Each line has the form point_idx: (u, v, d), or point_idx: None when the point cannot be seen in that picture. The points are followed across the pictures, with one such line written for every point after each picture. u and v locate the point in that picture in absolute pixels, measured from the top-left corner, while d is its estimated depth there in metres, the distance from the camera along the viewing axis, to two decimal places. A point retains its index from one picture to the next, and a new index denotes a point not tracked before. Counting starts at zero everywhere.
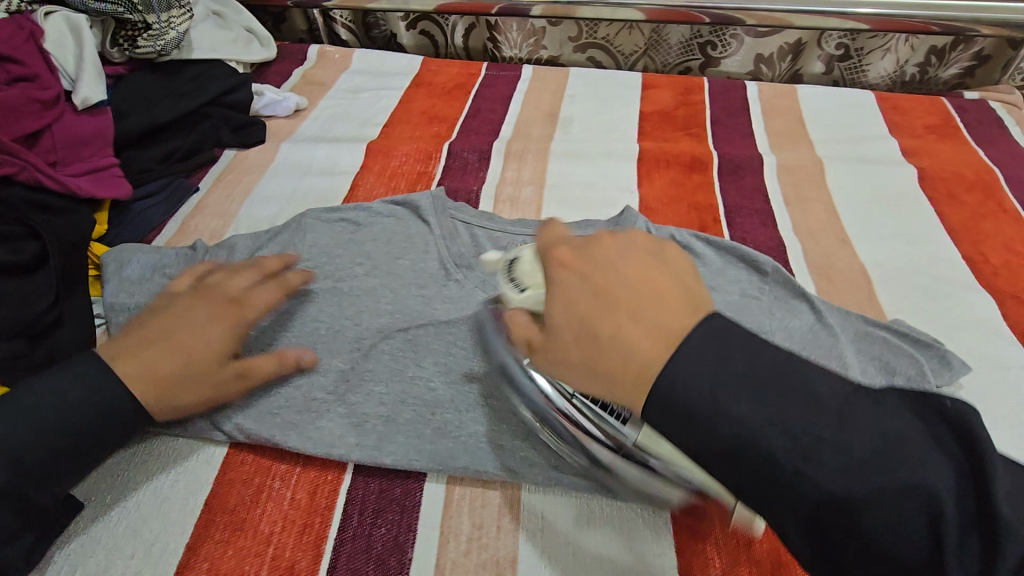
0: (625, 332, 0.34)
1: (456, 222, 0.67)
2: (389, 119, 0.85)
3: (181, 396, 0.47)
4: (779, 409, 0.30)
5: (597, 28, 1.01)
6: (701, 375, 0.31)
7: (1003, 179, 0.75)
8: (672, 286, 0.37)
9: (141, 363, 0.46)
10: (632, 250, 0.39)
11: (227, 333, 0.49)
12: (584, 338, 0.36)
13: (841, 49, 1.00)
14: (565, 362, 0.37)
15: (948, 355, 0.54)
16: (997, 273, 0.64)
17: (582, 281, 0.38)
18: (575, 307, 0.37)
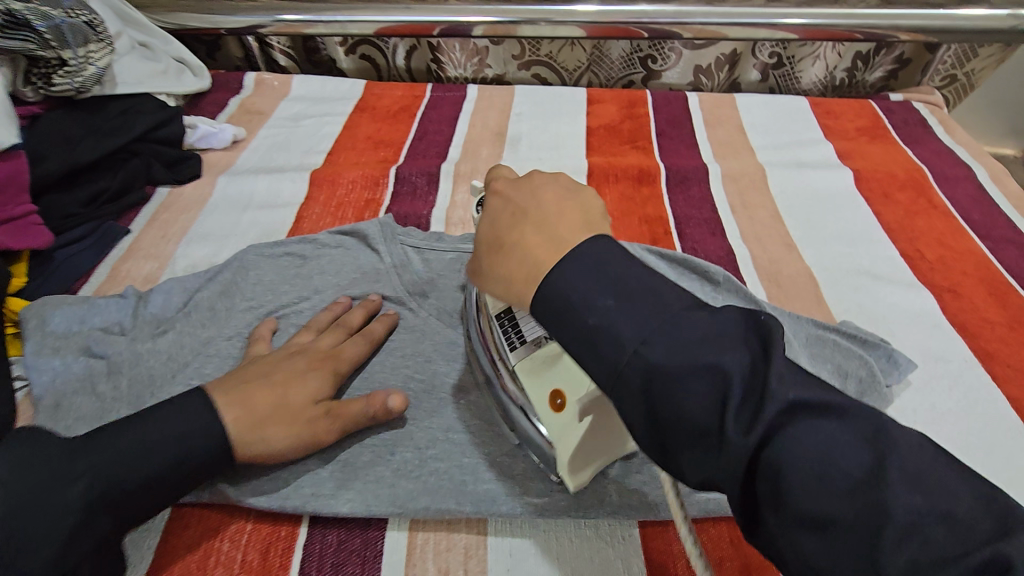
0: (528, 244, 0.37)
1: (406, 248, 0.65)
2: (333, 146, 0.83)
3: (273, 436, 0.45)
4: (658, 335, 0.31)
5: (540, 45, 1.02)
6: (590, 304, 0.33)
7: (932, 176, 0.79)
8: (577, 209, 0.39)
9: (241, 401, 0.46)
10: (557, 182, 0.41)
11: (323, 382, 0.50)
12: (497, 248, 0.40)
13: (774, 57, 1.03)
14: (480, 274, 0.41)
15: (895, 353, 0.55)
16: (933, 268, 0.67)
17: (504, 205, 0.41)
18: (493, 225, 0.41)
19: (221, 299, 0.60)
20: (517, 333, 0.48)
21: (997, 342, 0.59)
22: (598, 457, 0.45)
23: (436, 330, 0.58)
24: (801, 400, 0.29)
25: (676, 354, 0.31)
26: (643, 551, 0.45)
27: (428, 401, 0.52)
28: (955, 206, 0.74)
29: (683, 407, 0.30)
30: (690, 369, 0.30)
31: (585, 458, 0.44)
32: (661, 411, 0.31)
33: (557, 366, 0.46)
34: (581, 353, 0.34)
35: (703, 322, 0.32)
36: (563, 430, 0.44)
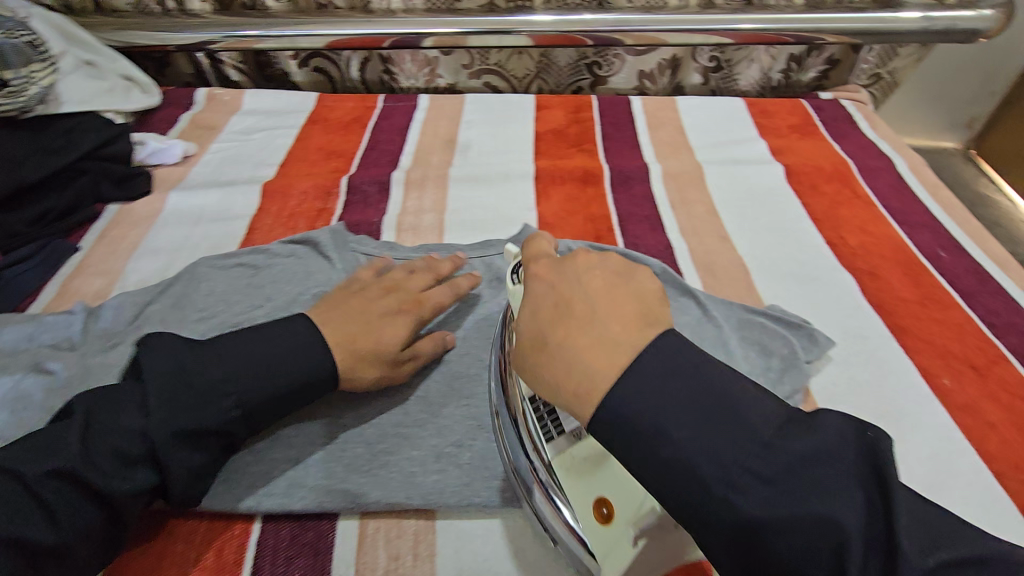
0: (578, 346, 0.36)
1: (358, 255, 0.68)
2: (285, 158, 0.84)
3: (369, 370, 0.51)
4: (749, 473, 0.32)
5: (488, 55, 1.05)
6: (667, 432, 0.33)
7: (855, 169, 0.85)
8: (632, 303, 0.38)
9: (339, 334, 0.51)
10: (603, 269, 0.41)
11: (410, 323, 0.56)
12: (543, 345, 0.38)
13: (713, 61, 1.08)
14: (523, 368, 0.39)
15: (815, 333, 0.60)
16: (856, 254, 0.71)
17: (550, 292, 0.40)
18: (536, 315, 0.40)
19: (172, 310, 0.61)
20: (555, 422, 0.47)
21: (910, 319, 0.63)
22: (649, 567, 0.42)
23: None
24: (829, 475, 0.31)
25: (774, 496, 0.31)
26: None
27: (377, 399, 0.53)
28: (876, 196, 0.80)
29: (783, 553, 0.30)
30: (793, 514, 0.30)
31: (636, 572, 0.41)
32: (764, 559, 0.31)
33: (602, 471, 0.44)
34: (663, 492, 0.34)
35: (801, 455, 0.32)
36: (609, 544, 0.42)
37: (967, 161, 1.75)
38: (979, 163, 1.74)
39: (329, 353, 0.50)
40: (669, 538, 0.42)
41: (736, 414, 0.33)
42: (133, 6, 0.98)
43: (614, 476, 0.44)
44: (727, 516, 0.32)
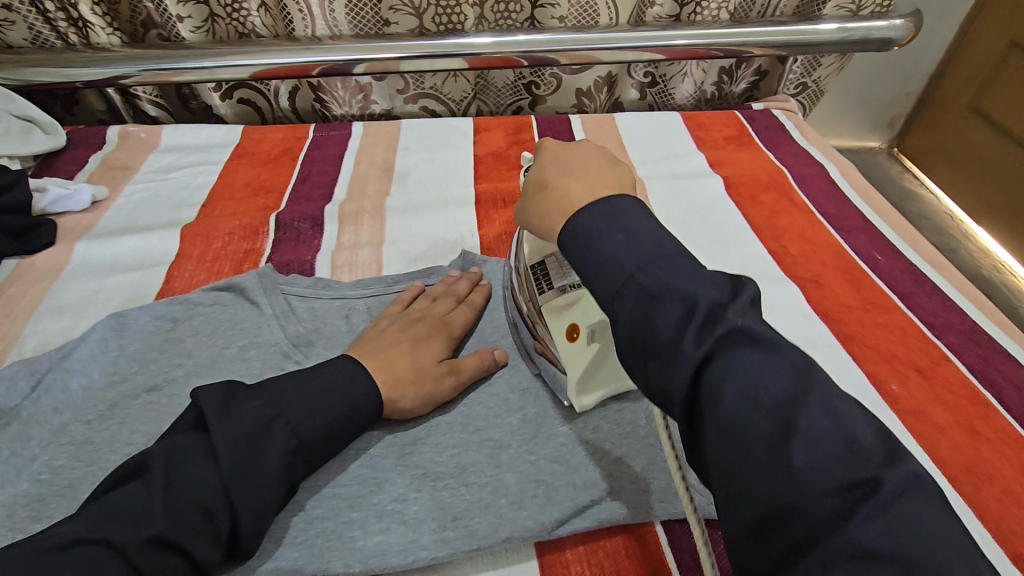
0: (568, 186, 0.45)
1: (289, 298, 0.63)
2: (209, 197, 0.79)
3: (414, 394, 0.51)
4: (652, 280, 0.37)
5: (423, 79, 1.02)
6: (608, 237, 0.40)
7: (791, 177, 0.86)
8: (613, 176, 0.46)
9: (379, 360, 0.52)
10: (601, 153, 0.49)
11: (443, 345, 0.56)
12: (538, 189, 0.47)
13: (649, 76, 1.10)
14: (529, 219, 0.48)
15: None
16: (797, 261, 0.72)
17: (555, 157, 0.49)
18: (542, 168, 0.48)
19: (76, 376, 0.55)
20: (546, 281, 0.54)
21: (854, 325, 0.64)
22: (607, 381, 0.52)
23: None
24: (750, 335, 0.34)
25: (662, 286, 0.36)
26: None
27: None
28: (812, 202, 0.81)
29: (655, 322, 0.35)
30: (678, 293, 0.36)
31: (591, 380, 0.52)
32: (637, 325, 0.36)
33: (577, 306, 0.52)
34: (591, 285, 0.40)
35: (687, 274, 0.37)
36: (576, 358, 0.51)
37: (892, 159, 1.85)
38: (902, 162, 1.84)
39: (375, 383, 0.50)
40: (617, 358, 0.52)
41: (661, 252, 0.38)
42: (31, 41, 0.91)
43: (587, 304, 0.52)
44: (621, 297, 0.37)
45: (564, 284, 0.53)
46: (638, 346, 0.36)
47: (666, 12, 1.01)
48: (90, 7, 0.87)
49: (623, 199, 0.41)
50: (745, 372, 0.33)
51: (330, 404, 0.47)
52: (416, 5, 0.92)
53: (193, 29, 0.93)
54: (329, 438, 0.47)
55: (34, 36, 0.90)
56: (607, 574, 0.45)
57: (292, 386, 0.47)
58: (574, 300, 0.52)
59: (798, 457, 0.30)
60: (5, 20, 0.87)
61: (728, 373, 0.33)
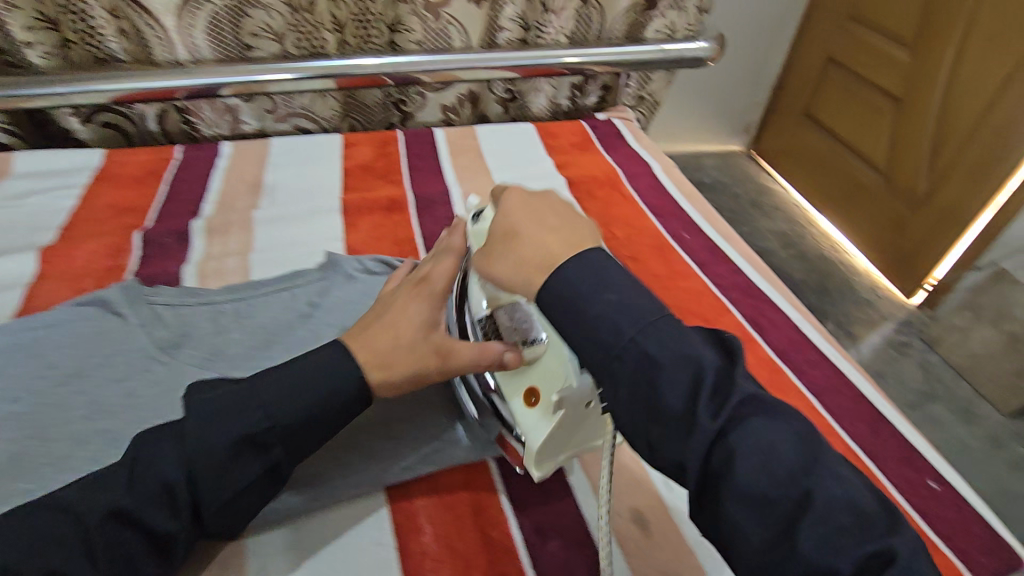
0: (543, 240, 0.49)
1: (155, 306, 0.67)
2: (68, 220, 0.80)
3: (397, 368, 0.53)
4: (655, 351, 0.42)
5: (292, 99, 1.08)
6: (599, 297, 0.44)
7: (623, 175, 1.01)
8: (583, 224, 0.51)
9: (362, 345, 0.53)
10: (556, 202, 0.54)
11: (430, 316, 0.57)
12: (509, 236, 0.51)
13: (507, 92, 1.22)
14: (500, 272, 0.51)
15: None
16: (622, 243, 0.86)
17: (515, 206, 0.53)
18: (507, 216, 0.52)
19: None
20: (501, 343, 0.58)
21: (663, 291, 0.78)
22: (570, 445, 0.55)
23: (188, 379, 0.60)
24: (759, 408, 0.40)
25: (657, 355, 0.42)
26: (389, 509, 0.54)
27: None
28: (638, 194, 0.96)
29: (659, 395, 0.41)
30: (673, 364, 0.41)
31: (553, 446, 0.54)
32: (639, 401, 0.41)
33: (537, 371, 0.56)
34: (595, 359, 0.44)
35: (682, 345, 0.42)
36: (538, 421, 0.54)
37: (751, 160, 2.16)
38: (761, 162, 2.14)
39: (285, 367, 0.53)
40: (587, 420, 0.54)
41: (660, 323, 0.44)
42: None
43: (547, 368, 0.55)
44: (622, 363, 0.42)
45: (516, 342, 0.57)
46: (647, 418, 0.41)
47: (515, 37, 1.13)
48: None
49: (601, 257, 0.47)
50: (758, 444, 0.38)
51: (302, 397, 0.49)
52: (278, 30, 0.98)
53: (43, 55, 0.92)
54: (306, 424, 0.49)
55: None
56: (445, 501, 0.56)
57: (268, 372, 0.50)
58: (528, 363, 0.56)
59: (812, 533, 0.35)
60: None
61: (744, 443, 0.38)
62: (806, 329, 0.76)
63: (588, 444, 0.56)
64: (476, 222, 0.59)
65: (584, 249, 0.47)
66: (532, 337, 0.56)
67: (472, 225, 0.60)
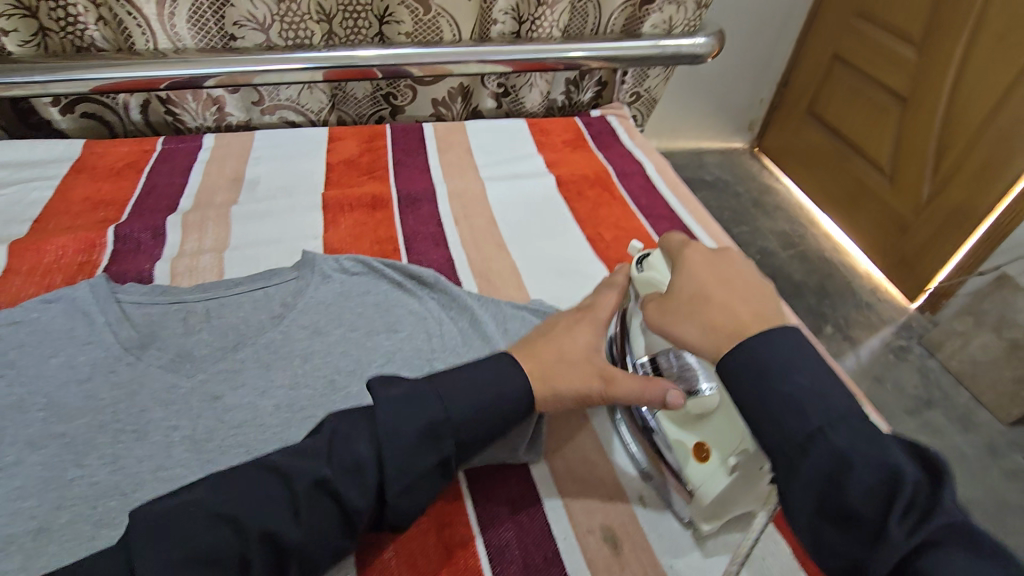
0: (727, 307, 0.51)
1: (122, 305, 0.65)
2: (42, 213, 0.78)
3: (573, 380, 0.55)
4: (851, 429, 0.41)
5: (278, 92, 1.05)
6: (789, 375, 0.44)
7: (614, 174, 0.98)
8: (766, 297, 0.53)
9: (556, 348, 0.57)
10: (741, 267, 0.57)
11: (597, 335, 0.59)
12: (696, 301, 0.53)
13: (501, 87, 1.20)
14: (681, 334, 0.53)
15: None
16: (609, 246, 0.83)
17: (697, 272, 0.55)
18: (694, 281, 0.55)
19: None
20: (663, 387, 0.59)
21: None
22: (732, 505, 0.55)
23: (151, 381, 0.58)
24: (968, 536, 0.36)
25: (857, 446, 0.41)
26: None
27: (140, 449, 0.53)
28: (629, 195, 0.94)
29: (841, 487, 0.40)
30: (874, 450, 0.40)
31: (722, 507, 0.55)
32: (809, 484, 0.41)
33: (713, 426, 0.56)
34: (782, 435, 0.43)
35: (880, 436, 0.41)
36: (710, 478, 0.54)
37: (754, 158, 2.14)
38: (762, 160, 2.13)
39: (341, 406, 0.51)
40: (755, 481, 0.53)
41: (840, 397, 0.44)
42: None
43: (719, 426, 0.55)
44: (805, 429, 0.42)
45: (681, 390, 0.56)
46: (820, 507, 0.40)
47: (508, 29, 1.12)
48: None
49: (794, 334, 0.48)
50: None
51: (479, 395, 0.51)
52: (262, 20, 0.95)
53: (19, 43, 0.90)
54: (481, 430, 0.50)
55: None
56: None
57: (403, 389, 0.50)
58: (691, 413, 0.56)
59: None
60: None
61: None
62: (797, 339, 0.75)
63: (758, 504, 0.56)
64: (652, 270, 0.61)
65: (778, 321, 0.49)
66: (696, 389, 0.56)
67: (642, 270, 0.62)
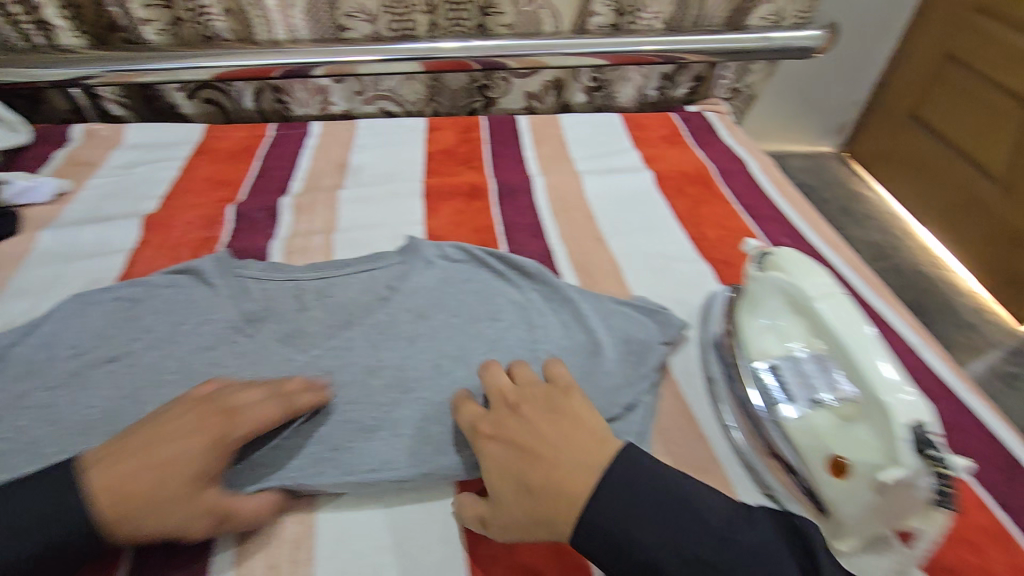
0: (529, 478, 0.46)
1: (243, 279, 0.68)
2: (170, 190, 0.84)
3: (506, 514, 0.47)
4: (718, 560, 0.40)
5: (380, 82, 1.08)
6: (632, 538, 0.42)
7: (715, 171, 0.94)
8: (579, 469, 0.45)
9: (492, 458, 0.49)
10: (562, 423, 0.49)
11: (501, 444, 0.50)
12: (517, 489, 0.46)
13: (594, 81, 1.18)
14: (500, 516, 0.47)
15: (670, 316, 0.64)
16: (714, 245, 0.80)
17: (502, 443, 0.49)
18: (505, 471, 0.48)
19: (39, 350, 0.59)
20: (790, 395, 0.52)
21: None
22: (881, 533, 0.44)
23: (268, 354, 0.61)
24: None
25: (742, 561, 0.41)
26: (460, 508, 0.53)
27: None
28: (732, 194, 0.89)
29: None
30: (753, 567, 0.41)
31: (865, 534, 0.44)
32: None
33: (851, 435, 0.45)
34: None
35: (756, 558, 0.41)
36: (849, 495, 0.44)
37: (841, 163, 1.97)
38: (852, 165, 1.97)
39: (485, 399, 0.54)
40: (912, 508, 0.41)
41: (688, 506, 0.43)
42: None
43: (860, 435, 0.44)
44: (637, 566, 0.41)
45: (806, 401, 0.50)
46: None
47: (607, 22, 1.09)
48: (56, 10, 0.92)
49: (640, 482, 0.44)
50: None
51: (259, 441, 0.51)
52: (371, 12, 0.98)
53: (158, 32, 0.98)
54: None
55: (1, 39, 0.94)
56: None
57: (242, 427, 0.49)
58: (823, 422, 0.48)
59: None
60: None
61: None
62: (926, 354, 0.67)
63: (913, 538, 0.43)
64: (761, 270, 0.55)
65: (603, 487, 0.44)
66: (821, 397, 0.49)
67: (755, 267, 0.56)
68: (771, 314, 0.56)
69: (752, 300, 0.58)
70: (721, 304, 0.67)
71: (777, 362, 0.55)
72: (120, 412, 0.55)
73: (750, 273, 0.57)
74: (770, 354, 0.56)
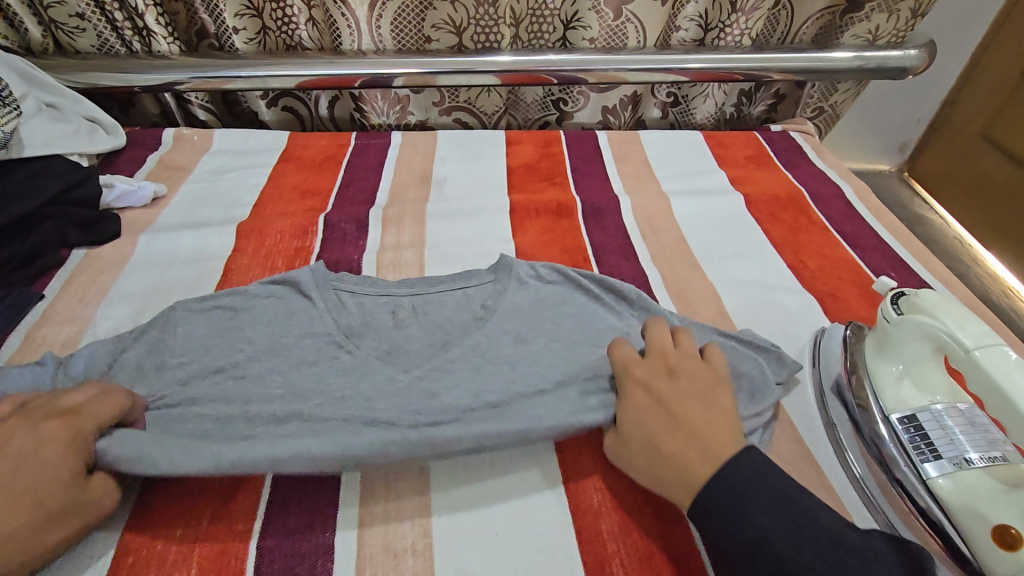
0: (665, 443, 0.49)
1: (340, 293, 0.67)
2: (260, 197, 0.84)
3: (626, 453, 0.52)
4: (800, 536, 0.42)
5: (458, 93, 1.08)
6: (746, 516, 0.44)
7: (809, 196, 0.91)
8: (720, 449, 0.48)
9: (630, 401, 0.53)
10: (717, 403, 0.52)
11: (651, 392, 0.54)
12: (654, 436, 0.50)
13: (671, 96, 1.15)
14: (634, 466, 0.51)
15: (782, 356, 0.61)
16: (815, 276, 0.76)
17: (656, 392, 0.53)
18: (652, 412, 0.52)
19: (149, 357, 0.59)
20: (934, 451, 0.50)
21: None
22: None
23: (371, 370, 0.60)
24: None
25: (824, 551, 0.42)
26: (582, 554, 0.49)
27: None
28: (829, 221, 0.86)
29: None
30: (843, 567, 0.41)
31: None
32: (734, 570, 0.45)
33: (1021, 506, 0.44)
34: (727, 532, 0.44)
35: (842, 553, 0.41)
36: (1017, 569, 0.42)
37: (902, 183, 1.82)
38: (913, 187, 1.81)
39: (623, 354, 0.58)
40: None
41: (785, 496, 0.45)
42: (98, 48, 0.96)
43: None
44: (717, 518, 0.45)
45: (959, 457, 0.49)
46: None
47: (691, 37, 1.07)
48: (155, 17, 0.92)
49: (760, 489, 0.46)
50: None
51: None
52: (457, 23, 0.97)
53: (247, 40, 0.99)
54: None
55: (101, 43, 0.95)
56: (644, 553, 0.49)
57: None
58: (977, 482, 0.48)
59: None
60: (76, 28, 0.92)
61: None
62: None
63: None
64: (898, 313, 0.54)
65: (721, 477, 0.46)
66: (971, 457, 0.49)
67: (892, 309, 0.55)
68: (904, 360, 0.55)
69: (884, 345, 0.56)
70: (835, 341, 0.63)
71: (913, 412, 0.53)
72: (231, 425, 0.54)
73: (884, 314, 0.56)
74: (907, 403, 0.54)
